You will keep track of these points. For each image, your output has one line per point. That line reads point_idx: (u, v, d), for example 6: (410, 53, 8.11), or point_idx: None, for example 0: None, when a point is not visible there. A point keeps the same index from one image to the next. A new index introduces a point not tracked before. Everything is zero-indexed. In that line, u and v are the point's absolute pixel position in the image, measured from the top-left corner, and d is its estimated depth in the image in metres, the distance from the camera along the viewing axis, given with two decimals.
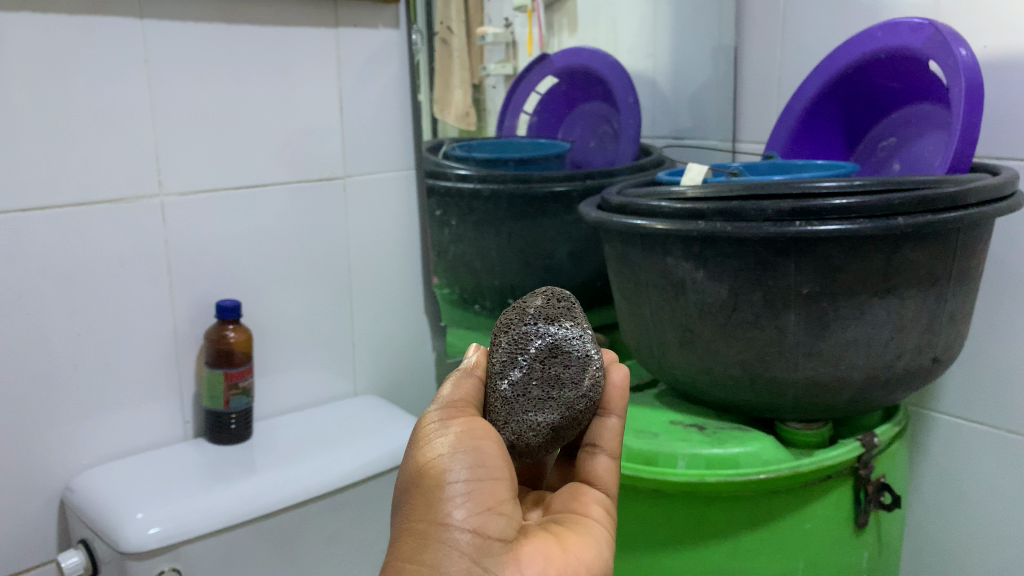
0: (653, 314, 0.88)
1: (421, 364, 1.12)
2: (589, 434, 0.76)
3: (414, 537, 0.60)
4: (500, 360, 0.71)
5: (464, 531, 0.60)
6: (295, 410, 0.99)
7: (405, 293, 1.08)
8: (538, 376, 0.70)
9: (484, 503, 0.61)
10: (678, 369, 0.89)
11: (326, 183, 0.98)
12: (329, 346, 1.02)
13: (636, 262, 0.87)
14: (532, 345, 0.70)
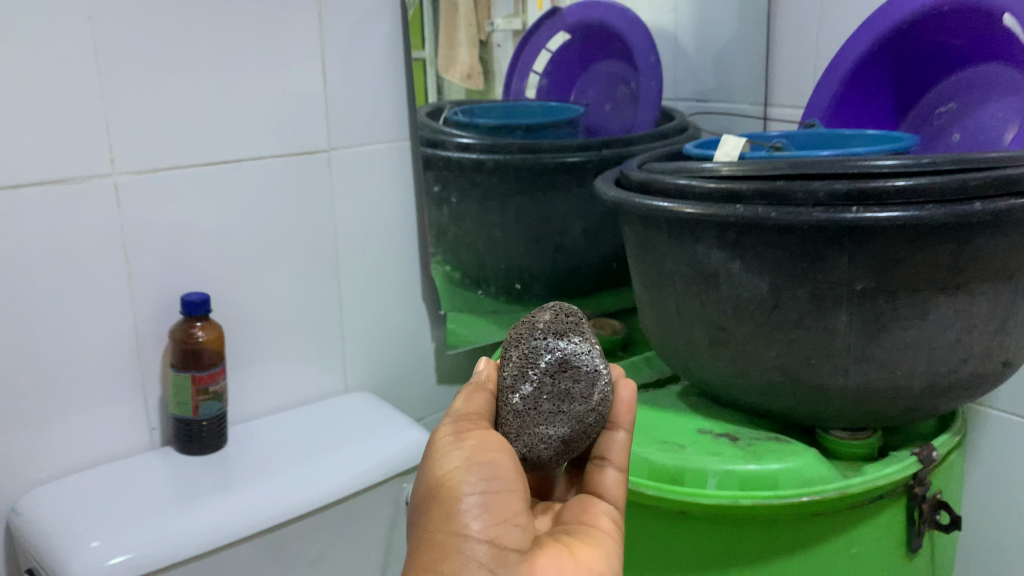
0: (679, 309, 0.77)
1: (420, 357, 1.01)
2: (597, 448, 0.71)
3: (432, 547, 0.58)
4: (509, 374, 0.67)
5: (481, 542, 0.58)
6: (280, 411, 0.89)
7: (400, 280, 0.97)
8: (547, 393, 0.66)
9: (500, 516, 0.59)
10: (706, 370, 0.78)
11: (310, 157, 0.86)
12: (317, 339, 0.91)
13: (661, 250, 0.76)
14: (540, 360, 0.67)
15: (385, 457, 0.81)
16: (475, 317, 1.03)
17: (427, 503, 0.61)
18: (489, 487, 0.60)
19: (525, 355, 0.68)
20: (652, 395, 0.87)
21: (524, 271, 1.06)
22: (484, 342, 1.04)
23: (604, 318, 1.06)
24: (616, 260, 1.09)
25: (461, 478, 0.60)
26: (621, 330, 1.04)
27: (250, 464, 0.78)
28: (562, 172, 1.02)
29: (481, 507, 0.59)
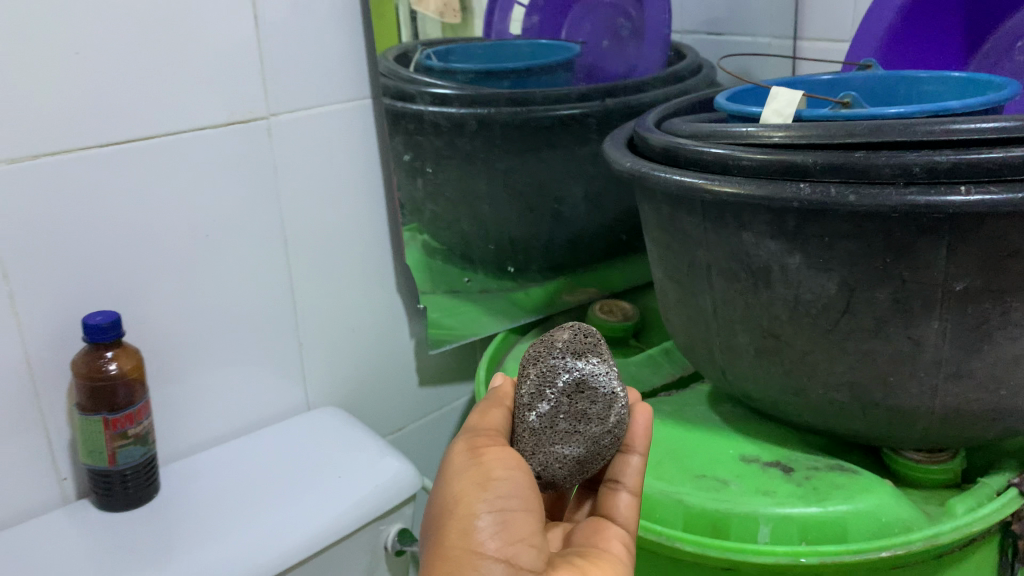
0: (717, 309, 0.62)
1: (398, 360, 0.84)
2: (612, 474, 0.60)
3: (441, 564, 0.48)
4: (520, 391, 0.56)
5: (496, 563, 0.49)
6: (229, 438, 0.73)
7: (368, 271, 0.79)
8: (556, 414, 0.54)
9: (518, 535, 0.50)
10: (749, 382, 0.63)
11: (248, 125, 0.67)
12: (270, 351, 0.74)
13: (694, 236, 0.60)
14: (553, 378, 0.54)
15: (355, 500, 0.66)
16: (463, 306, 0.86)
17: (437, 517, 0.51)
18: (506, 502, 0.50)
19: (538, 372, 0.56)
20: (681, 405, 0.71)
21: (516, 244, 0.89)
22: (474, 336, 0.87)
23: (613, 300, 0.90)
24: (622, 232, 0.96)
25: (475, 491, 0.50)
26: (635, 316, 0.88)
27: (189, 520, 0.63)
28: (557, 127, 0.84)
29: (496, 524, 0.49)
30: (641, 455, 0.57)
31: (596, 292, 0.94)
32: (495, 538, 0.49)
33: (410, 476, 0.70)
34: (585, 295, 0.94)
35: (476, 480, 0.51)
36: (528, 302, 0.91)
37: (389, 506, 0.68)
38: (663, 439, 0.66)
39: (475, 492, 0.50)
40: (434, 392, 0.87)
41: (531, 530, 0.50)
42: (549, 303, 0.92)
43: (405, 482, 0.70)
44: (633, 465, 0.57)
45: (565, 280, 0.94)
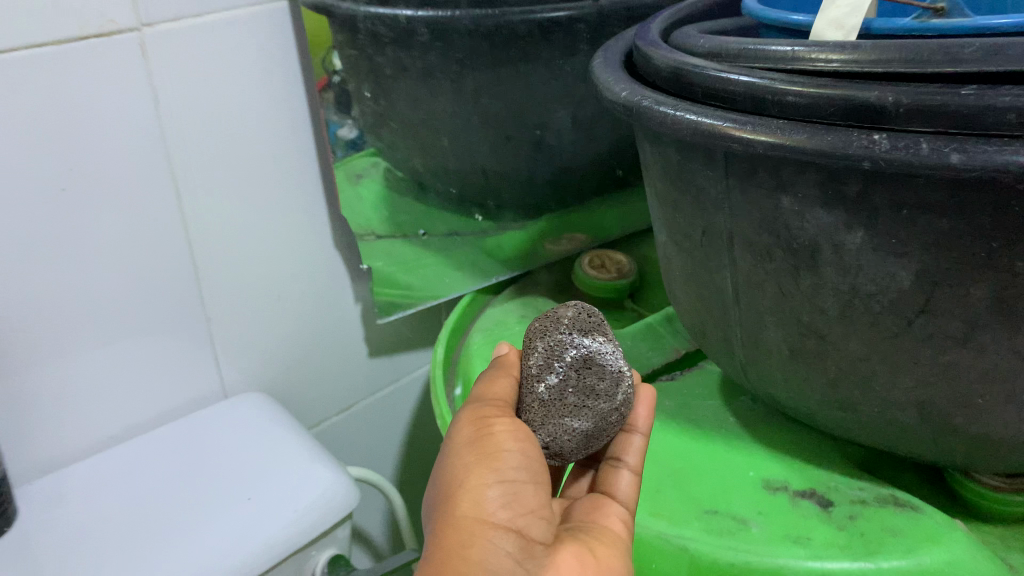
0: (742, 292, 0.46)
1: (340, 328, 0.68)
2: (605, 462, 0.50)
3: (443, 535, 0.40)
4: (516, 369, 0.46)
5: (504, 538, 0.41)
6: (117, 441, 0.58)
7: (292, 226, 0.62)
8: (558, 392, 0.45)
9: (530, 505, 0.42)
10: (779, 386, 0.48)
11: (100, 43, 0.48)
12: (164, 334, 0.58)
13: (713, 194, 0.44)
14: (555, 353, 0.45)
15: (263, 526, 0.52)
16: (420, 261, 0.70)
17: (438, 489, 0.43)
18: (518, 472, 0.42)
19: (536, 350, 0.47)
20: (688, 400, 0.56)
21: (488, 174, 0.70)
22: (434, 297, 0.71)
23: (606, 251, 0.74)
24: (620, 167, 0.76)
25: (482, 459, 0.42)
26: (633, 272, 0.71)
27: (48, 557, 0.49)
28: (538, 38, 0.62)
29: (505, 495, 0.42)
30: (644, 436, 0.48)
31: (586, 241, 0.77)
32: (505, 509, 0.41)
33: (344, 493, 0.56)
34: (571, 243, 0.78)
35: (484, 447, 0.42)
36: (504, 251, 0.75)
37: (313, 535, 0.54)
38: (665, 452, 0.51)
39: (480, 462, 0.42)
40: (389, 364, 0.73)
41: (542, 500, 0.43)
42: (526, 252, 0.76)
43: (334, 502, 0.55)
44: (636, 444, 0.48)
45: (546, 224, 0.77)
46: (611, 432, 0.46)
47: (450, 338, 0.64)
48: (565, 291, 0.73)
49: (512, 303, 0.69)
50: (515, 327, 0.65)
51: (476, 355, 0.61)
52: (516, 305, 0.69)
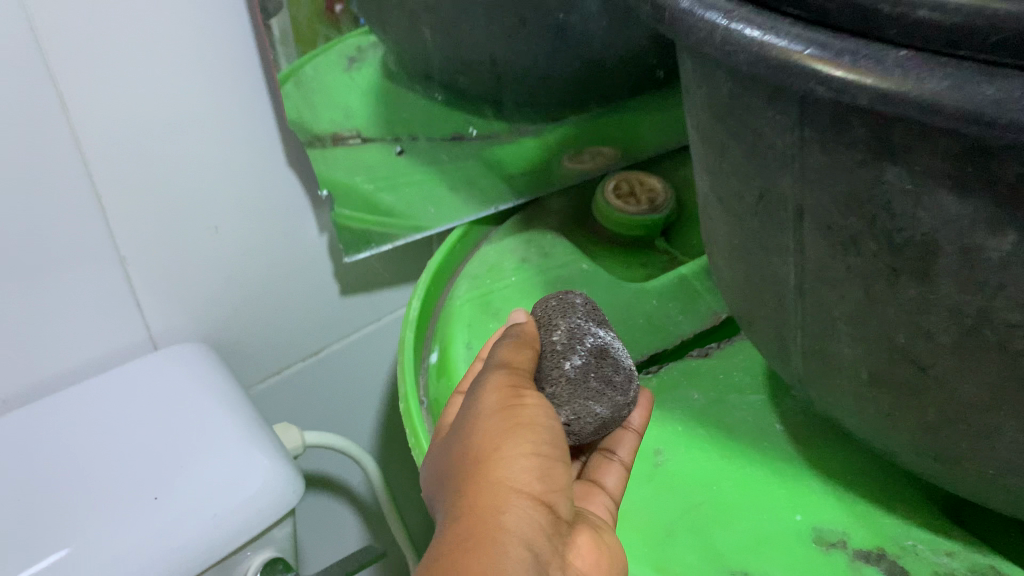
0: (809, 285, 0.32)
1: (303, 260, 0.56)
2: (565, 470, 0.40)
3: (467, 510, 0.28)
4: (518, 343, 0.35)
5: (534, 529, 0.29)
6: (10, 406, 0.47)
7: (229, 141, 0.48)
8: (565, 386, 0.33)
9: (571, 484, 0.31)
10: (848, 409, 0.35)
11: None
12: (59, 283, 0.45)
13: (778, 147, 0.29)
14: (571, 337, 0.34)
15: (171, 534, 0.41)
16: (403, 176, 0.56)
17: (450, 462, 0.31)
18: (557, 443, 0.31)
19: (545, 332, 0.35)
20: (723, 394, 0.44)
21: (498, 68, 0.50)
22: (415, 227, 0.57)
23: (637, 175, 0.60)
24: (663, 69, 0.55)
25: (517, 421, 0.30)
26: (668, 207, 0.57)
27: None
28: None
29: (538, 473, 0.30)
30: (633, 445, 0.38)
31: (612, 159, 0.62)
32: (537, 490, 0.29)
33: (282, 487, 0.45)
34: (594, 162, 0.61)
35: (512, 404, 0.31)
36: (509, 168, 0.59)
37: (238, 543, 0.44)
38: (685, 477, 0.39)
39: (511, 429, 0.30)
40: (366, 301, 0.61)
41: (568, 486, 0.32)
42: (538, 172, 0.60)
43: (268, 501, 0.44)
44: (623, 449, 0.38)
45: (569, 132, 0.58)
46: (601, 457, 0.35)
47: (432, 287, 0.52)
48: (581, 221, 0.60)
49: (514, 240, 0.55)
50: (511, 276, 0.51)
51: (457, 315, 0.48)
52: (516, 240, 0.55)
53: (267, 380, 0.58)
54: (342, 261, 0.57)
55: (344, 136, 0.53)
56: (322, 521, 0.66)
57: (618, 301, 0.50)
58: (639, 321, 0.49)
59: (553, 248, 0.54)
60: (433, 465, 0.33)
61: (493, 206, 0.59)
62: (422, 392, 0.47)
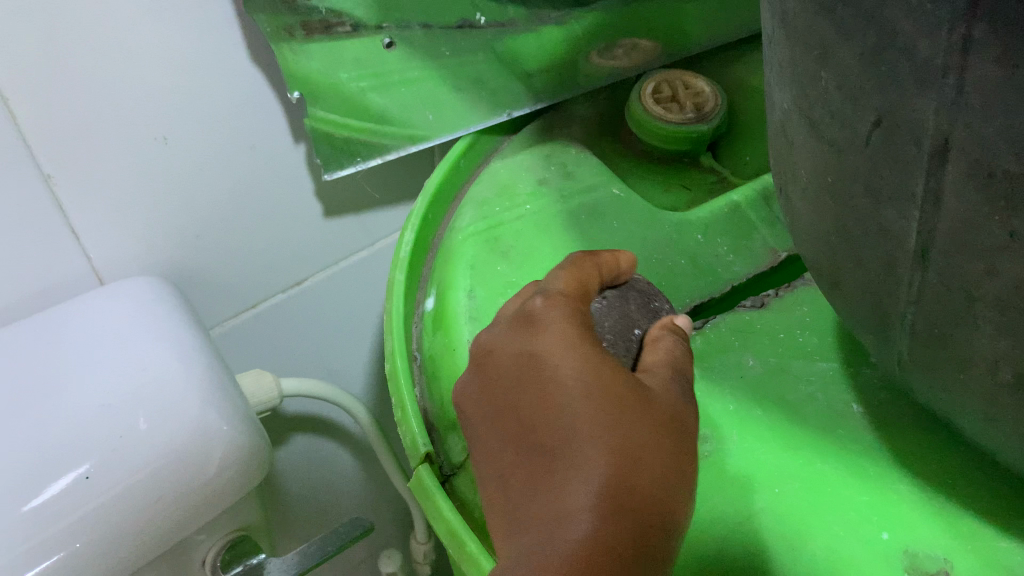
0: (937, 252, 0.23)
1: (276, 175, 0.47)
2: None
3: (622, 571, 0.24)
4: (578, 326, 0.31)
5: None
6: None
7: (170, 29, 0.38)
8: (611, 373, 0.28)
9: None
10: (969, 410, 0.26)
11: None
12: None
13: (921, 53, 0.19)
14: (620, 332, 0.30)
15: (111, 519, 0.35)
16: (396, 74, 0.46)
17: (609, 450, 0.26)
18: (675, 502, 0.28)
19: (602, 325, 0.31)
20: (786, 359, 0.35)
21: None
22: (411, 136, 0.48)
23: (683, 74, 0.49)
24: None
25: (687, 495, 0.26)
26: (718, 116, 0.47)
27: None
28: None
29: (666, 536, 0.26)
30: None
31: (652, 53, 0.51)
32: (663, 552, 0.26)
33: (246, 459, 0.39)
34: (629, 57, 0.51)
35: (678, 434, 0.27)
36: (526, 65, 0.49)
37: (199, 522, 0.39)
38: (739, 474, 0.31)
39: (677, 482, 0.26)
40: (356, 223, 0.52)
41: None
42: (560, 68, 0.50)
43: (231, 473, 0.39)
44: None
45: (600, 18, 0.50)
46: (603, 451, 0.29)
47: (430, 215, 0.42)
48: (615, 132, 0.50)
49: (529, 155, 0.45)
50: (525, 202, 0.42)
51: (458, 253, 0.39)
52: (532, 155, 0.46)
53: (241, 317, 0.50)
54: (322, 178, 0.48)
55: (331, 24, 0.42)
56: (319, 476, 0.60)
57: (655, 234, 0.41)
58: (681, 262, 0.40)
59: (578, 166, 0.44)
60: (557, 423, 0.27)
61: (506, 112, 0.48)
62: (415, 347, 0.39)
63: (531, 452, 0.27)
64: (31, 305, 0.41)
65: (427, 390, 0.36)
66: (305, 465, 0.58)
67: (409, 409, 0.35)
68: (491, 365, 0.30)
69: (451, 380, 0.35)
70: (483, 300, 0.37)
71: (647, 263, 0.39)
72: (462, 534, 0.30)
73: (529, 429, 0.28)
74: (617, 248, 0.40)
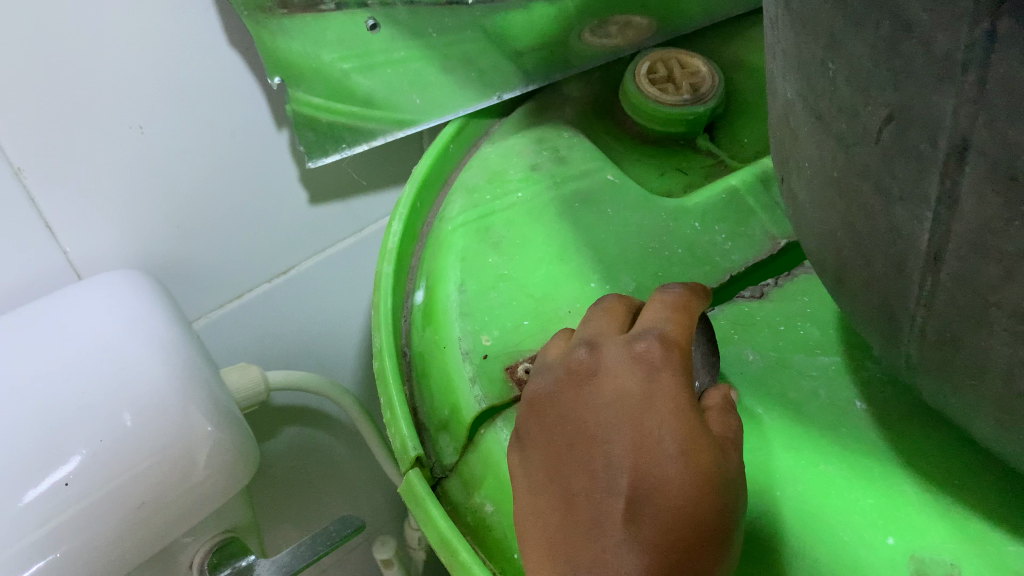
0: (951, 256, 0.22)
1: (258, 162, 0.45)
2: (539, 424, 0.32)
3: None
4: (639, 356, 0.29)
5: None
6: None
7: (144, 13, 0.37)
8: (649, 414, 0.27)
9: None
10: (979, 414, 0.25)
11: None
12: None
13: (938, 47, 0.18)
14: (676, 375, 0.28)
15: (97, 526, 0.34)
16: (381, 53, 0.44)
17: (662, 524, 0.24)
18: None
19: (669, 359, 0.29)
20: (786, 354, 0.34)
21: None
22: (398, 121, 0.47)
23: (678, 53, 0.48)
24: None
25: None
26: (714, 97, 0.45)
27: None
28: None
29: None
30: None
31: (646, 31, 0.50)
32: None
33: (234, 461, 0.38)
34: (622, 36, 0.50)
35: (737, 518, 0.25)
36: (516, 42, 0.47)
37: (185, 527, 0.37)
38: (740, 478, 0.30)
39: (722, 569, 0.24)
40: (343, 209, 0.51)
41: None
42: (551, 44, 0.48)
43: (218, 476, 0.38)
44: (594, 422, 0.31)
45: None
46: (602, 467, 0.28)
47: (418, 203, 0.41)
48: (608, 113, 0.48)
49: (521, 139, 0.44)
50: (517, 188, 0.41)
51: (448, 245, 0.38)
52: (523, 139, 0.44)
53: (226, 305, 0.48)
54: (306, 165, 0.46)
55: (314, 2, 0.40)
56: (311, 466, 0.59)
57: (651, 222, 0.39)
58: (678, 252, 0.38)
59: (571, 151, 0.43)
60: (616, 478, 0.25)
61: (495, 94, 0.46)
62: (404, 342, 0.37)
63: (583, 501, 0.26)
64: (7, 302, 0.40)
65: (418, 388, 0.35)
66: (293, 457, 0.58)
67: (398, 410, 0.33)
68: (573, 397, 0.28)
69: (441, 378, 0.34)
70: (474, 294, 0.36)
71: (643, 251, 0.38)
72: (455, 542, 0.29)
73: (588, 477, 0.26)
74: (612, 237, 0.38)
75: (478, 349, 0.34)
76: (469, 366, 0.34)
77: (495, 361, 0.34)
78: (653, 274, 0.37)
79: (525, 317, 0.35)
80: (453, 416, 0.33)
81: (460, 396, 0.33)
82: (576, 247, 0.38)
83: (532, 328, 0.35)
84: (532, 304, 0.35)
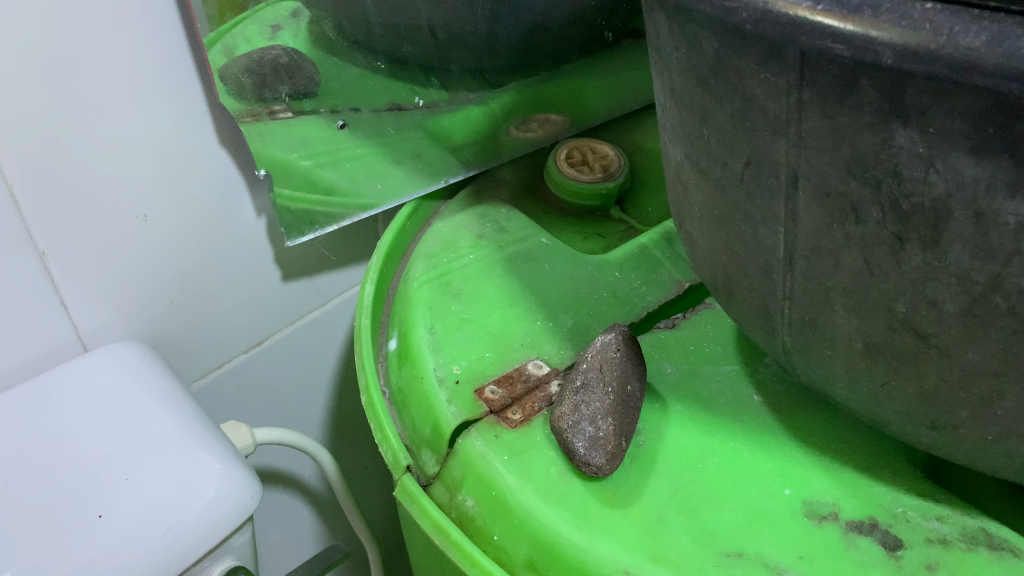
0: (799, 257, 0.29)
1: (243, 245, 0.54)
2: (505, 419, 0.39)
3: None
4: (601, 389, 0.37)
5: None
6: None
7: (153, 123, 0.45)
8: (601, 446, 0.36)
9: None
10: (839, 381, 0.34)
11: None
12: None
13: (770, 111, 0.25)
14: (614, 413, 0.37)
15: (118, 550, 0.38)
16: (344, 150, 0.53)
17: None
18: None
19: (620, 397, 0.37)
20: (697, 366, 0.42)
21: (437, 35, 0.51)
22: (362, 205, 0.55)
23: (590, 142, 0.58)
24: (612, 31, 0.57)
25: None
26: (622, 174, 0.55)
27: None
28: None
29: None
30: (530, 412, 0.40)
31: (563, 126, 0.61)
32: None
33: (239, 494, 0.42)
34: (543, 129, 0.61)
35: None
36: (454, 138, 0.57)
37: (199, 554, 0.41)
38: (669, 455, 0.37)
39: None
40: (310, 285, 0.60)
41: None
42: (484, 140, 0.58)
43: (229, 512, 0.42)
44: (532, 418, 0.39)
45: (513, 98, 0.59)
46: (566, 463, 0.37)
47: (384, 271, 0.49)
48: (536, 191, 0.57)
49: (466, 216, 0.53)
50: (467, 253, 0.49)
51: (417, 297, 0.46)
52: (468, 215, 0.53)
53: (208, 376, 0.57)
54: (284, 244, 0.56)
55: (274, 108, 0.50)
56: None
57: (581, 274, 0.48)
58: (604, 295, 0.46)
59: (508, 222, 0.52)
60: None
61: (442, 179, 0.56)
62: (383, 382, 0.44)
63: None
64: (35, 368, 0.47)
65: (399, 417, 0.42)
66: (264, 509, 0.64)
67: (388, 430, 0.41)
68: None
69: (420, 404, 0.41)
70: (441, 335, 0.44)
71: (576, 295, 0.46)
72: (447, 527, 0.36)
73: None
74: (550, 285, 0.47)
75: (451, 376, 0.42)
76: (444, 391, 0.41)
77: (465, 386, 0.41)
78: (586, 315, 0.45)
79: (486, 351, 0.43)
80: (435, 432, 0.40)
81: (440, 415, 0.40)
82: (522, 296, 0.46)
83: (494, 358, 0.43)
84: (491, 340, 0.44)
